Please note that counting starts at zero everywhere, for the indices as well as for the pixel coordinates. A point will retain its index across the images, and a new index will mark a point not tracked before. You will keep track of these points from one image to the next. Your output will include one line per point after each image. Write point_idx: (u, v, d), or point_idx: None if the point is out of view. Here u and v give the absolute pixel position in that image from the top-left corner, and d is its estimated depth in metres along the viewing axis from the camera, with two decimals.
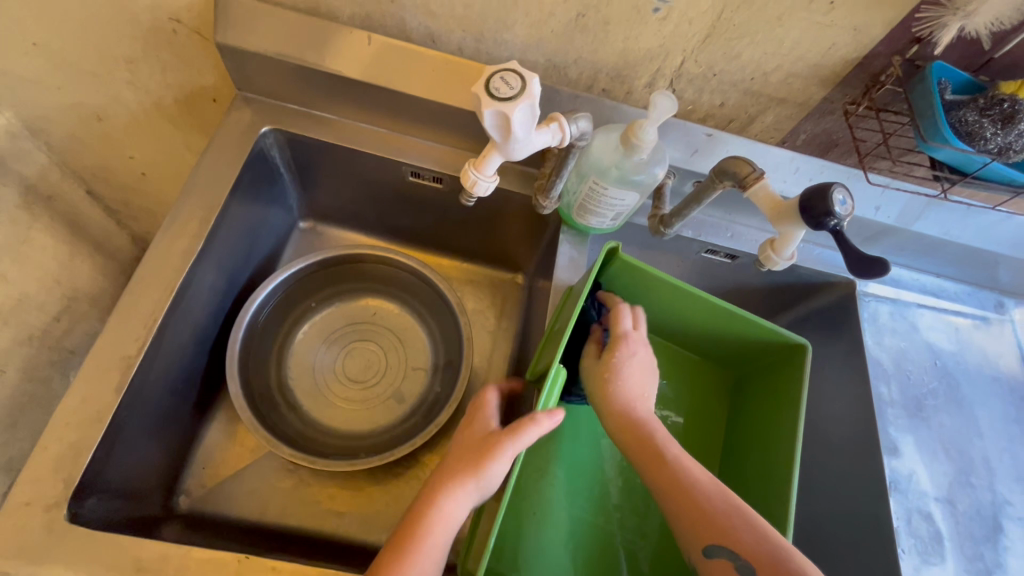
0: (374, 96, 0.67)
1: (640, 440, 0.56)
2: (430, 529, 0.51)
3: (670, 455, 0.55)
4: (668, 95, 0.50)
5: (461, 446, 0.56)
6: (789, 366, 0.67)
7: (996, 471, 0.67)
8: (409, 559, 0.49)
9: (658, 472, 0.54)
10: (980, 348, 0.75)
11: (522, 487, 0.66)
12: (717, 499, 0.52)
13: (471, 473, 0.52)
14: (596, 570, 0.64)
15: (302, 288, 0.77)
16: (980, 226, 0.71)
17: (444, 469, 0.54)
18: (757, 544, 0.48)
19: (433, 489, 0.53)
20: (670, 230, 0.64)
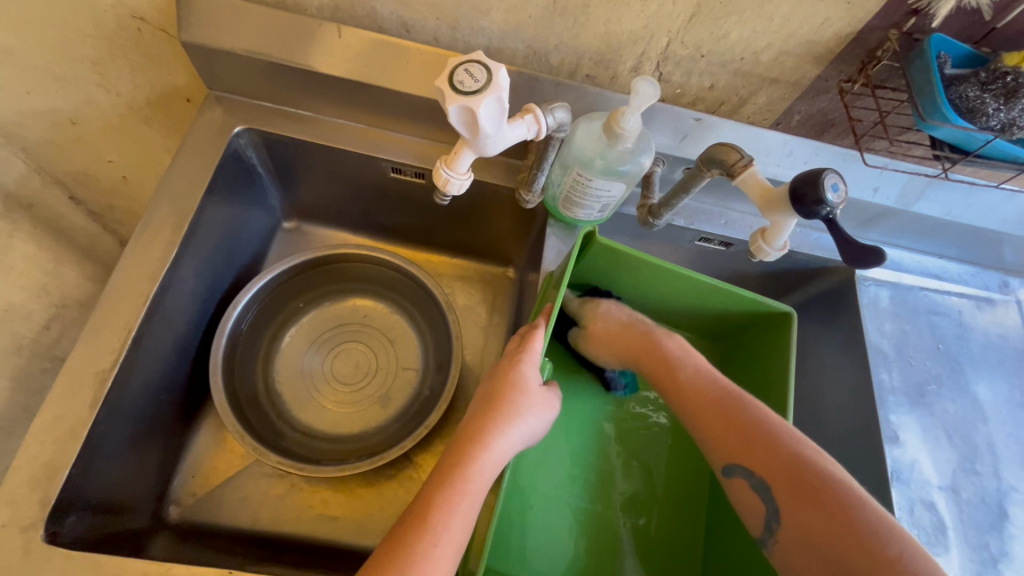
0: (348, 91, 0.65)
1: (661, 367, 0.62)
2: (474, 481, 0.47)
3: (687, 377, 0.59)
4: (651, 80, 0.48)
5: (512, 389, 0.52)
6: (777, 344, 0.64)
7: (1001, 457, 0.66)
8: (451, 512, 0.45)
9: (682, 394, 0.59)
10: (983, 329, 0.72)
11: (516, 486, 0.64)
12: (738, 413, 0.54)
13: (511, 429, 0.51)
14: (601, 559, 0.63)
15: (287, 289, 0.75)
16: (983, 204, 0.69)
17: (491, 412, 0.51)
18: (780, 451, 0.50)
19: (479, 434, 0.49)
20: (659, 221, 0.61)
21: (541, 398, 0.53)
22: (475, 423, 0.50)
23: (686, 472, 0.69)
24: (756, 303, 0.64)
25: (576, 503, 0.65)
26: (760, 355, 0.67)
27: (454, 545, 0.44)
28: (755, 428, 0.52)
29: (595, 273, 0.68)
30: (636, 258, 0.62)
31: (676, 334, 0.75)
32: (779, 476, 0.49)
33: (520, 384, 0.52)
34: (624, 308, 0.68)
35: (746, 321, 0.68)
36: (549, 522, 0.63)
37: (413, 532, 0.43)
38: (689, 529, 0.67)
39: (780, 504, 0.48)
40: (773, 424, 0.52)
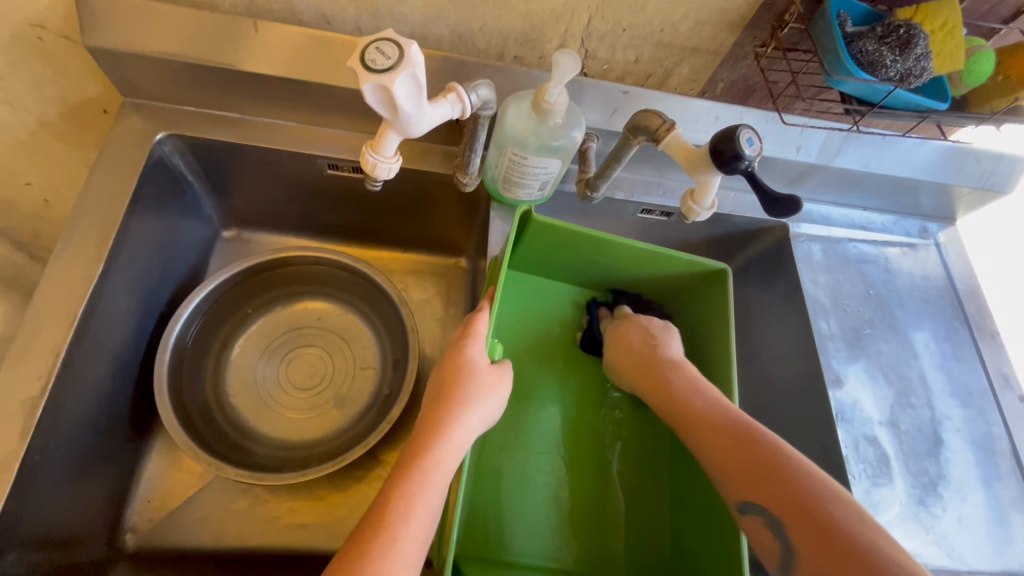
0: (273, 89, 0.63)
1: (668, 397, 0.58)
2: (433, 473, 0.47)
3: (696, 408, 0.55)
4: (571, 53, 0.48)
5: (460, 376, 0.52)
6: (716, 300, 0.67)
7: (933, 388, 0.70)
8: (411, 506, 0.44)
9: (699, 433, 0.54)
10: (908, 273, 0.78)
11: (485, 472, 0.64)
12: (753, 444, 0.50)
13: (467, 415, 0.50)
14: (575, 533, 0.63)
15: (232, 298, 0.73)
16: (898, 155, 0.72)
17: (444, 401, 0.51)
18: (798, 483, 0.47)
19: (435, 424, 0.49)
20: (596, 193, 0.63)
21: (492, 379, 0.53)
22: (431, 414, 0.50)
23: (647, 433, 0.70)
24: (694, 263, 0.66)
25: (544, 481, 0.65)
26: (704, 316, 0.68)
27: (418, 538, 0.44)
28: (774, 461, 0.49)
29: (537, 252, 0.68)
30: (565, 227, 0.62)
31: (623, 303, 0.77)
32: (797, 517, 0.45)
33: (469, 371, 0.52)
34: (649, 339, 0.65)
35: (688, 284, 0.70)
36: (518, 504, 0.63)
37: (372, 529, 0.43)
38: (656, 489, 0.67)
39: (796, 541, 0.45)
40: (785, 455, 0.49)
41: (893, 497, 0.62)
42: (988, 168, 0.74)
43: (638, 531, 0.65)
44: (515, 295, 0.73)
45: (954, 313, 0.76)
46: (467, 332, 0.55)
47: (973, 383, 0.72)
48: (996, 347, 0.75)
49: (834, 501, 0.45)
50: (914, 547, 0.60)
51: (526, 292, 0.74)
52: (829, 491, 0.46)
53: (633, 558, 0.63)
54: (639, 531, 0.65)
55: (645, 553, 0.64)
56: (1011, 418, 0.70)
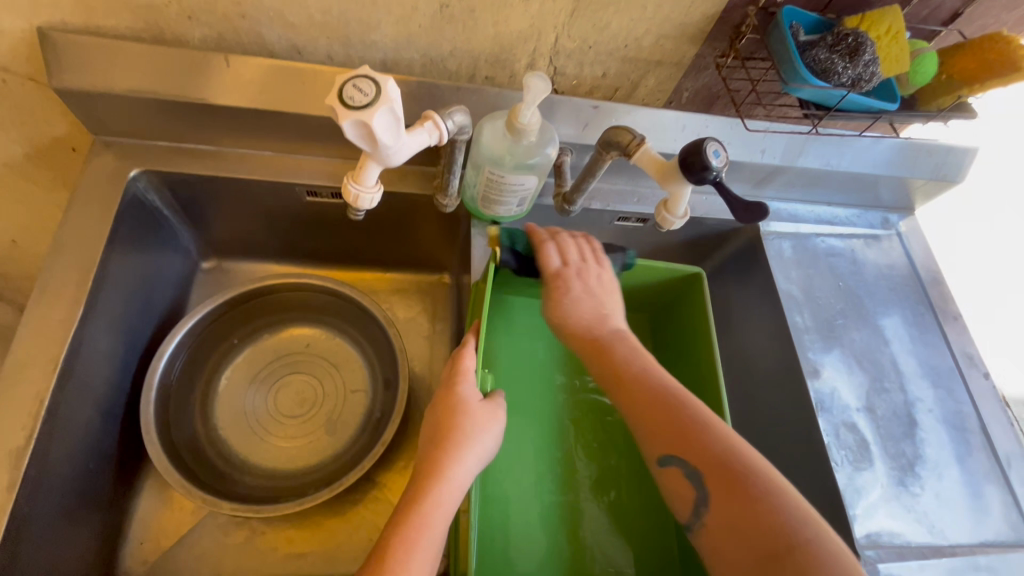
0: (247, 121, 0.63)
1: (599, 354, 0.56)
2: (434, 516, 0.46)
3: (631, 373, 0.54)
4: (542, 75, 0.50)
5: (454, 414, 0.51)
6: (694, 301, 0.69)
7: (905, 372, 0.74)
8: (412, 551, 0.44)
9: (625, 392, 0.54)
10: (874, 263, 0.81)
11: (489, 494, 0.62)
12: (675, 410, 0.51)
13: (467, 454, 0.49)
14: (586, 547, 0.62)
15: (217, 330, 0.73)
16: (856, 152, 0.75)
17: (440, 443, 0.49)
18: (709, 450, 0.48)
19: (434, 467, 0.48)
20: (574, 206, 0.64)
21: (487, 413, 0.52)
22: (429, 456, 0.49)
23: None
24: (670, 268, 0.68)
25: (549, 498, 0.63)
26: (684, 317, 0.71)
27: None
28: (695, 427, 0.50)
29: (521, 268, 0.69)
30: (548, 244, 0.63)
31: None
32: (715, 472, 0.47)
33: (463, 408, 0.51)
34: (589, 303, 0.59)
35: (667, 288, 0.72)
36: (526, 525, 0.61)
37: None
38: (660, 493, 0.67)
39: (710, 492, 0.47)
40: (700, 416, 0.50)
41: (874, 480, 0.65)
42: (939, 160, 0.78)
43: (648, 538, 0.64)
44: (501, 312, 0.73)
45: (918, 298, 0.80)
46: (455, 368, 0.54)
47: (941, 364, 0.76)
48: (959, 328, 0.78)
49: (751, 471, 0.46)
50: (898, 527, 0.63)
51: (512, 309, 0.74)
52: (744, 460, 0.47)
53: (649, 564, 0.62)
54: (649, 539, 0.64)
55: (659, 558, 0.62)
56: (977, 395, 0.74)
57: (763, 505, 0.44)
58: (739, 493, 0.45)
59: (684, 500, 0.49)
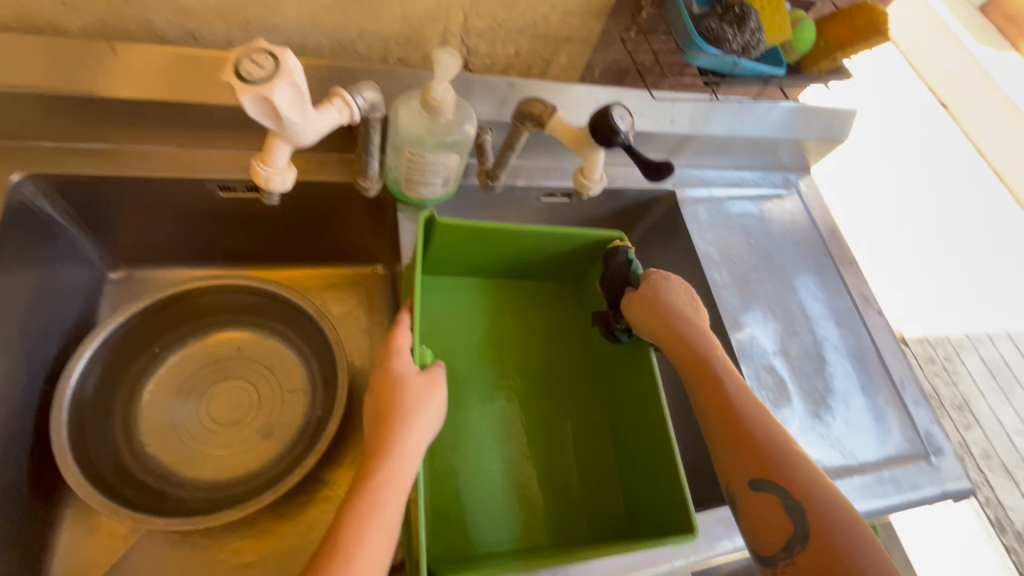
0: (144, 116, 0.59)
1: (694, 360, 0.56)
2: (388, 492, 0.46)
3: (728, 388, 0.53)
4: (451, 51, 0.50)
5: (395, 391, 0.51)
6: None
7: (812, 315, 0.81)
8: (366, 527, 0.44)
9: (719, 406, 0.53)
10: (779, 220, 0.89)
11: (439, 473, 0.62)
12: (772, 437, 0.50)
13: (413, 428, 0.49)
14: (539, 512, 0.63)
15: (134, 342, 0.68)
16: (755, 117, 0.81)
17: (385, 422, 0.49)
18: (808, 482, 0.47)
19: (382, 446, 0.48)
20: (498, 182, 0.65)
21: (427, 384, 0.52)
22: (375, 437, 0.49)
23: (586, 403, 0.72)
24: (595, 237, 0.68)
25: (496, 470, 0.64)
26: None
27: (380, 559, 0.43)
28: (790, 457, 0.49)
29: (447, 247, 0.68)
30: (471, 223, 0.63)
31: (543, 284, 0.79)
32: (815, 510, 0.46)
33: (405, 382, 0.51)
34: (685, 301, 0.61)
35: (593, 254, 0.73)
36: (476, 498, 0.62)
37: (327, 561, 0.42)
38: (603, 452, 0.69)
39: (810, 530, 0.46)
40: (795, 449, 0.49)
41: (792, 414, 0.71)
42: (826, 121, 0.86)
43: (594, 497, 0.66)
44: (436, 294, 0.73)
45: (819, 249, 0.88)
46: (390, 347, 0.54)
47: (842, 305, 0.84)
48: (855, 272, 0.87)
49: (847, 514, 0.46)
50: (816, 454, 0.69)
51: (448, 291, 0.74)
52: (840, 502, 0.46)
53: (598, 518, 0.65)
54: (594, 497, 0.66)
55: (609, 511, 0.65)
56: (874, 329, 0.82)
57: (864, 558, 0.43)
58: (835, 535, 0.45)
59: (774, 531, 0.47)
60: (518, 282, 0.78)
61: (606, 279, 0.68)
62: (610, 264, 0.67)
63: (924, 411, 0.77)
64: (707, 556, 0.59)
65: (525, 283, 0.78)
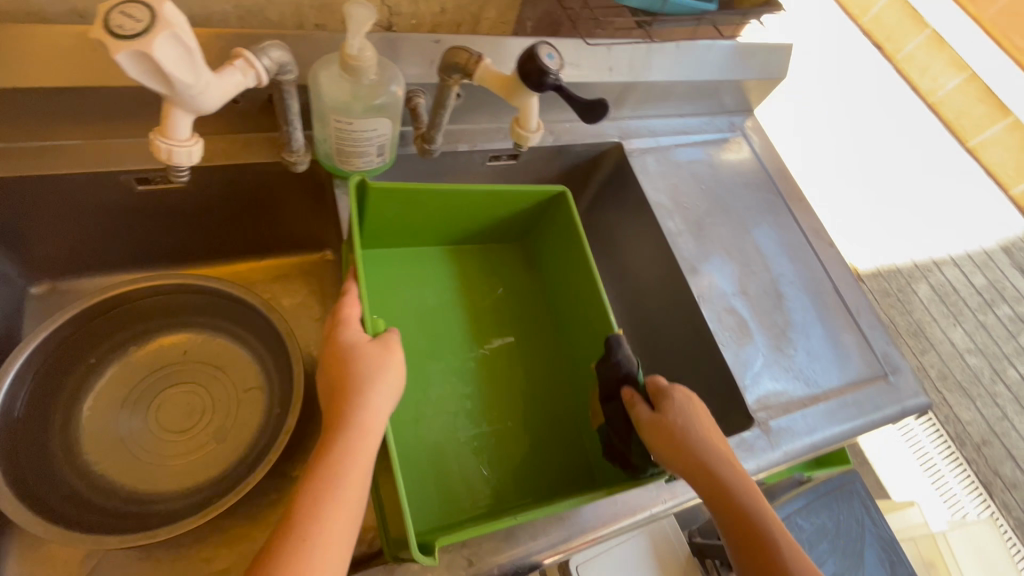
0: (38, 108, 0.54)
1: (710, 486, 0.52)
2: (346, 467, 0.44)
3: (745, 513, 0.51)
4: (362, 3, 0.47)
5: (347, 363, 0.48)
6: (564, 217, 0.70)
7: (767, 253, 0.82)
8: (322, 507, 0.43)
9: (734, 530, 0.52)
10: (727, 163, 0.89)
11: (409, 449, 0.61)
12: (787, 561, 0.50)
13: (369, 397, 0.47)
14: (511, 476, 0.63)
15: (66, 356, 0.63)
16: (694, 59, 0.80)
17: (341, 397, 0.47)
18: None
19: (339, 422, 0.46)
20: (436, 146, 0.63)
21: (379, 351, 0.50)
22: (331, 411, 0.47)
23: (546, 365, 0.72)
24: (536, 192, 0.67)
25: (466, 439, 0.64)
26: (556, 236, 0.72)
27: (340, 534, 0.43)
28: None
29: (385, 217, 0.65)
30: (408, 185, 0.60)
31: (487, 247, 0.78)
32: None
33: (355, 354, 0.49)
34: (697, 420, 0.54)
35: (537, 211, 0.72)
36: (450, 465, 0.62)
37: (284, 543, 0.41)
38: (563, 403, 0.70)
39: None
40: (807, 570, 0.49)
41: (756, 351, 0.72)
42: (764, 59, 0.85)
43: (564, 449, 0.67)
44: (382, 271, 0.71)
45: (769, 188, 0.89)
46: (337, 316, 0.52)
47: (795, 240, 0.85)
48: (804, 208, 0.88)
49: None
50: (781, 387, 0.70)
51: (393, 264, 0.72)
52: None
53: (569, 473, 0.65)
54: (562, 446, 0.67)
55: (577, 467, 0.66)
56: (827, 261, 0.84)
57: None
58: None
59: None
60: (466, 248, 0.77)
61: (605, 376, 0.59)
62: (611, 355, 0.58)
63: (880, 335, 0.79)
64: (685, 498, 0.59)
65: (472, 249, 0.77)
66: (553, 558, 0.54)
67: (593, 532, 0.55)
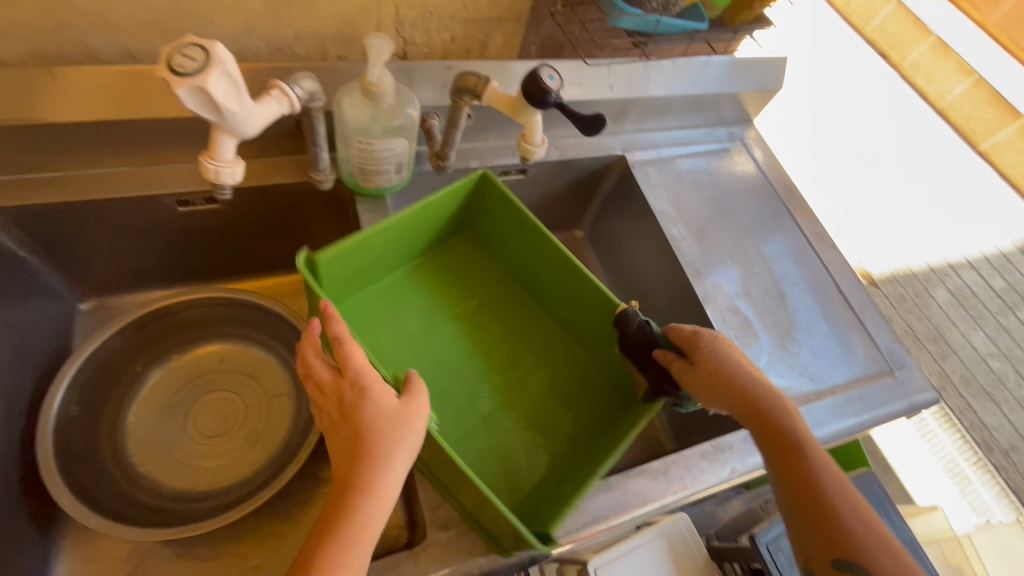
0: (94, 140, 0.61)
1: (726, 386, 0.57)
2: (361, 534, 0.45)
3: (780, 426, 0.56)
4: (381, 36, 0.53)
5: (369, 423, 0.47)
6: (500, 202, 0.70)
7: (769, 256, 0.85)
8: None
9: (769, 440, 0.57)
10: (728, 171, 0.92)
11: (470, 454, 0.65)
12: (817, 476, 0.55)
13: (391, 466, 0.46)
14: (566, 443, 0.68)
15: (113, 365, 0.69)
16: (692, 74, 0.84)
17: (359, 458, 0.46)
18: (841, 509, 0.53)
19: (356, 485, 0.46)
20: (449, 162, 0.68)
21: (405, 414, 0.47)
22: (348, 471, 0.46)
23: (558, 361, 0.75)
24: (468, 182, 0.67)
25: (513, 428, 0.68)
26: (500, 219, 0.72)
27: None
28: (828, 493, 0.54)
29: (351, 269, 0.65)
30: (344, 241, 0.59)
31: (443, 255, 0.78)
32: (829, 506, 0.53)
33: (377, 415, 0.47)
34: (731, 352, 0.59)
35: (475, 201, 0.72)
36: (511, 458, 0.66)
37: None
38: (574, 353, 0.75)
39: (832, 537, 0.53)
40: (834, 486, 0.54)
41: (761, 350, 0.74)
42: (759, 72, 0.89)
43: (600, 411, 0.71)
44: (360, 322, 0.70)
45: (770, 194, 0.92)
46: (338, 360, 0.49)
47: (796, 243, 0.87)
48: (805, 212, 0.91)
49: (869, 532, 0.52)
50: (787, 383, 0.72)
51: (362, 320, 0.71)
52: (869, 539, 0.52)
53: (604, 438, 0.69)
54: (599, 406, 0.71)
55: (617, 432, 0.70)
56: (829, 262, 0.86)
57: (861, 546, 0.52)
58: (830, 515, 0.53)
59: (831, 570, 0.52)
60: (427, 265, 0.77)
61: (625, 344, 0.62)
62: (628, 326, 0.61)
63: (884, 332, 0.81)
64: (693, 490, 0.62)
65: (433, 262, 0.78)
66: (566, 546, 0.57)
67: (606, 521, 0.58)
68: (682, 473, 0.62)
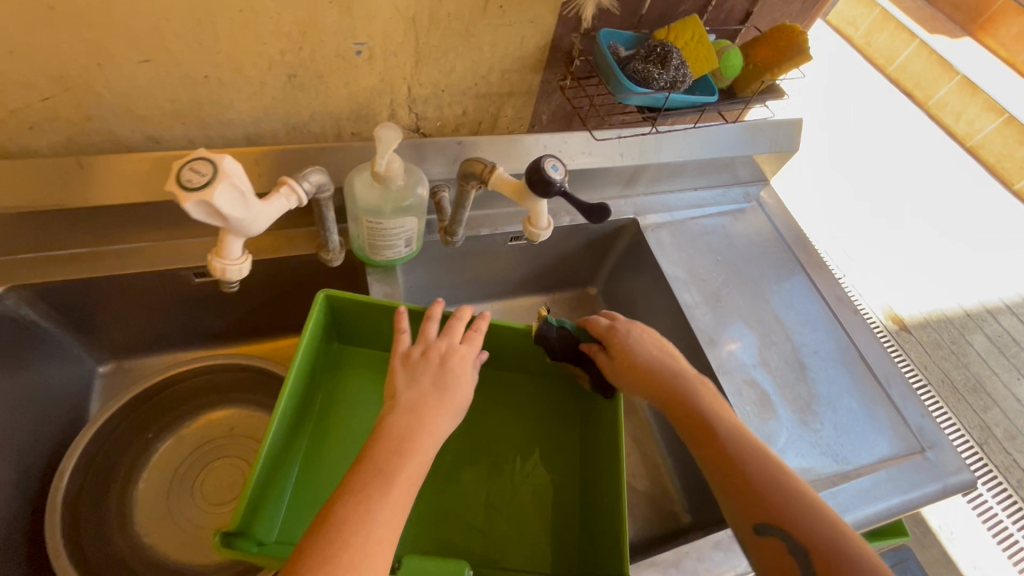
0: (118, 218, 0.63)
1: (648, 376, 0.59)
2: (394, 485, 0.44)
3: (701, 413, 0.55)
4: (390, 126, 0.54)
5: (442, 380, 0.52)
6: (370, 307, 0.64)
7: (787, 323, 0.82)
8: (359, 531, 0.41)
9: (692, 429, 0.55)
10: (743, 233, 0.91)
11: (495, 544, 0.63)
12: (748, 460, 0.51)
13: (439, 426, 0.50)
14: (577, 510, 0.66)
15: (125, 433, 0.70)
16: (704, 139, 0.83)
17: (411, 406, 0.49)
18: (782, 495, 0.49)
19: (400, 440, 0.47)
20: (458, 237, 0.68)
21: (464, 391, 0.53)
22: (391, 423, 0.48)
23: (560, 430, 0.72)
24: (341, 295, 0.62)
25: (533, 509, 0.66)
26: (375, 320, 0.65)
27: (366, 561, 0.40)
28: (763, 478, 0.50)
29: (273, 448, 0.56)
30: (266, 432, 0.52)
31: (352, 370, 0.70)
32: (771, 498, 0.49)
33: (448, 376, 0.53)
34: (654, 343, 0.62)
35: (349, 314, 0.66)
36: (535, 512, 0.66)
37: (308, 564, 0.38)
38: (545, 400, 0.74)
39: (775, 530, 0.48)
40: (769, 473, 0.50)
41: (780, 427, 0.71)
42: (774, 134, 0.88)
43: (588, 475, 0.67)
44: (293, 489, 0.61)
45: (787, 256, 0.90)
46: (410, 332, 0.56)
47: (813, 309, 0.84)
48: (824, 274, 0.89)
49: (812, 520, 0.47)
50: (808, 464, 0.69)
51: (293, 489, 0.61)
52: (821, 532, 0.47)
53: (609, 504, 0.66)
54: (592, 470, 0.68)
55: None
56: (851, 329, 0.83)
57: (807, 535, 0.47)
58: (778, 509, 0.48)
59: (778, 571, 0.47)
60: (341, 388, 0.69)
61: (553, 353, 0.64)
62: (552, 336, 0.63)
63: (913, 406, 0.77)
64: None
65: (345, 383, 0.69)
66: None
67: None
68: (695, 565, 0.59)
